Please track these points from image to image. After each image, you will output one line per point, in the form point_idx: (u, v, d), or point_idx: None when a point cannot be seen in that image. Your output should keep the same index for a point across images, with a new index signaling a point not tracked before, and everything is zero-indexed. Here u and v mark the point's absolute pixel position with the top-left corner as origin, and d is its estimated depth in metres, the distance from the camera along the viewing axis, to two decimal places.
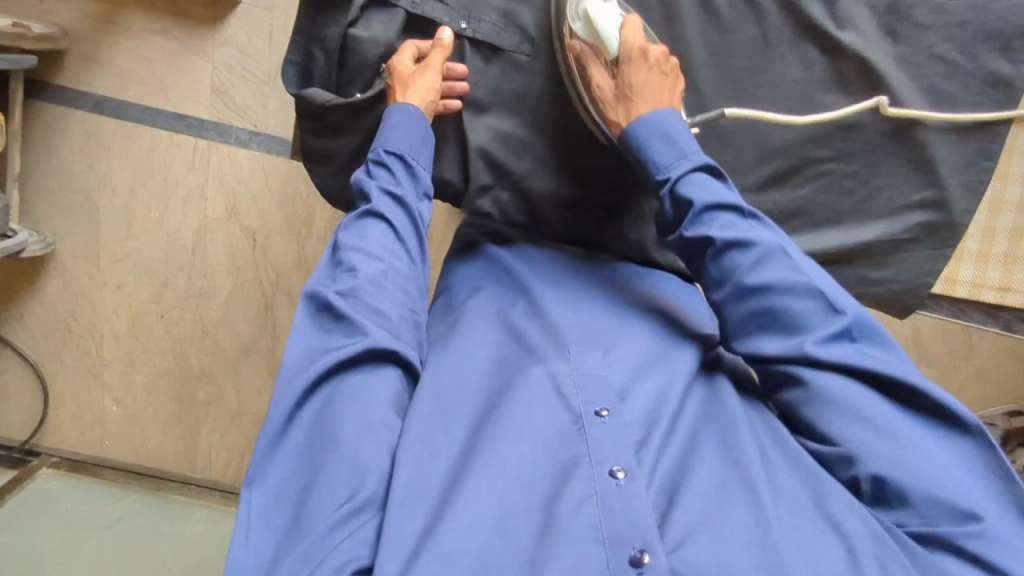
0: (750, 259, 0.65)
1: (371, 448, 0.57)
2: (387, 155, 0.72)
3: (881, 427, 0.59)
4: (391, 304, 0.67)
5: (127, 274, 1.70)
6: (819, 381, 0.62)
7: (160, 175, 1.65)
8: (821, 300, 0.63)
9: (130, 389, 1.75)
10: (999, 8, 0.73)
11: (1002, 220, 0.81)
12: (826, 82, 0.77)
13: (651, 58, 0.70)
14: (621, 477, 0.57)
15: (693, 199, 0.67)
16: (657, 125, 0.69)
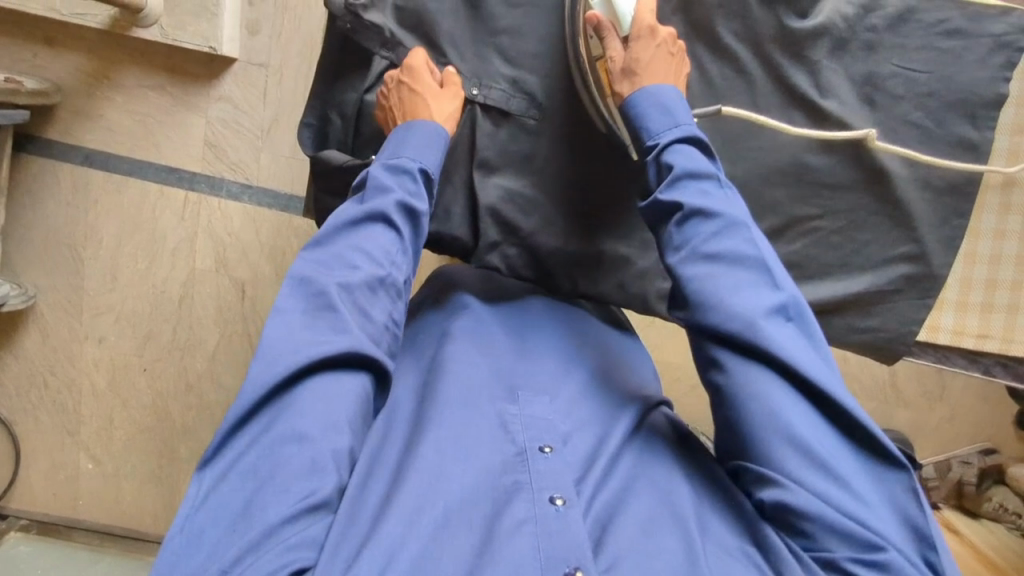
0: (711, 231, 0.66)
1: (334, 438, 0.58)
2: (399, 164, 0.72)
3: (805, 419, 0.60)
4: (378, 307, 0.67)
5: (110, 327, 1.68)
6: (746, 358, 0.62)
7: (149, 228, 1.65)
8: (767, 279, 0.65)
9: (108, 446, 1.71)
10: (965, 80, 0.80)
11: (976, 271, 0.86)
12: (812, 146, 0.83)
13: (659, 39, 0.73)
14: (560, 504, 0.61)
15: (674, 166, 0.68)
16: (653, 101, 0.71)
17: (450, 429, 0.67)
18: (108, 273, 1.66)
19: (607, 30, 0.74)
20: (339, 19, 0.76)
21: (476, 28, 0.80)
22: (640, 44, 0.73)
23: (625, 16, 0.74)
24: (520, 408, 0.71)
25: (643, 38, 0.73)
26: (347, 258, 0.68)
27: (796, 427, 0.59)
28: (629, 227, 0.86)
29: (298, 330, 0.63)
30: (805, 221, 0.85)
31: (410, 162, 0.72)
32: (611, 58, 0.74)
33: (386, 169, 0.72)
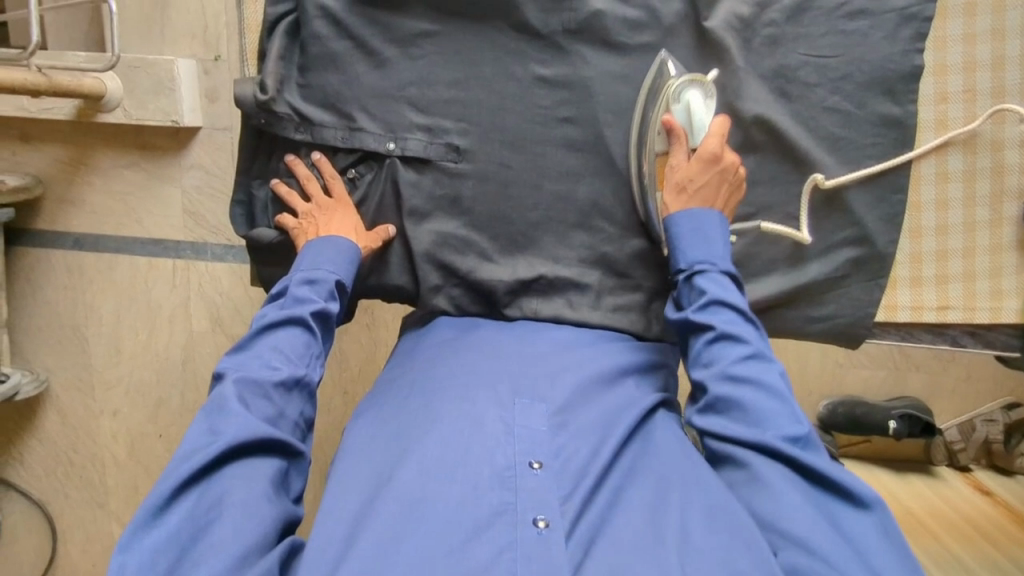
0: (737, 354, 0.70)
1: (261, 509, 0.60)
2: (315, 276, 0.76)
3: (794, 496, 0.62)
4: (293, 404, 0.70)
5: (121, 400, 1.78)
6: (746, 457, 0.66)
7: (144, 300, 1.73)
8: (787, 408, 0.68)
9: None
10: (876, 58, 0.79)
11: (924, 244, 0.85)
12: (735, 146, 0.82)
13: (721, 165, 0.75)
14: (542, 527, 0.59)
15: (706, 291, 0.72)
16: (689, 221, 0.74)
17: (442, 451, 0.65)
18: (114, 347, 1.76)
19: (677, 138, 0.76)
20: (253, 115, 0.80)
21: (383, 83, 0.80)
22: (702, 166, 0.75)
23: (698, 129, 0.76)
24: (519, 422, 0.69)
25: (705, 160, 0.75)
26: (264, 358, 0.71)
27: (786, 520, 0.61)
28: (568, 245, 0.85)
29: (225, 414, 0.64)
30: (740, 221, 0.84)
31: (326, 275, 0.77)
32: (674, 167, 0.77)
33: (299, 281, 0.76)
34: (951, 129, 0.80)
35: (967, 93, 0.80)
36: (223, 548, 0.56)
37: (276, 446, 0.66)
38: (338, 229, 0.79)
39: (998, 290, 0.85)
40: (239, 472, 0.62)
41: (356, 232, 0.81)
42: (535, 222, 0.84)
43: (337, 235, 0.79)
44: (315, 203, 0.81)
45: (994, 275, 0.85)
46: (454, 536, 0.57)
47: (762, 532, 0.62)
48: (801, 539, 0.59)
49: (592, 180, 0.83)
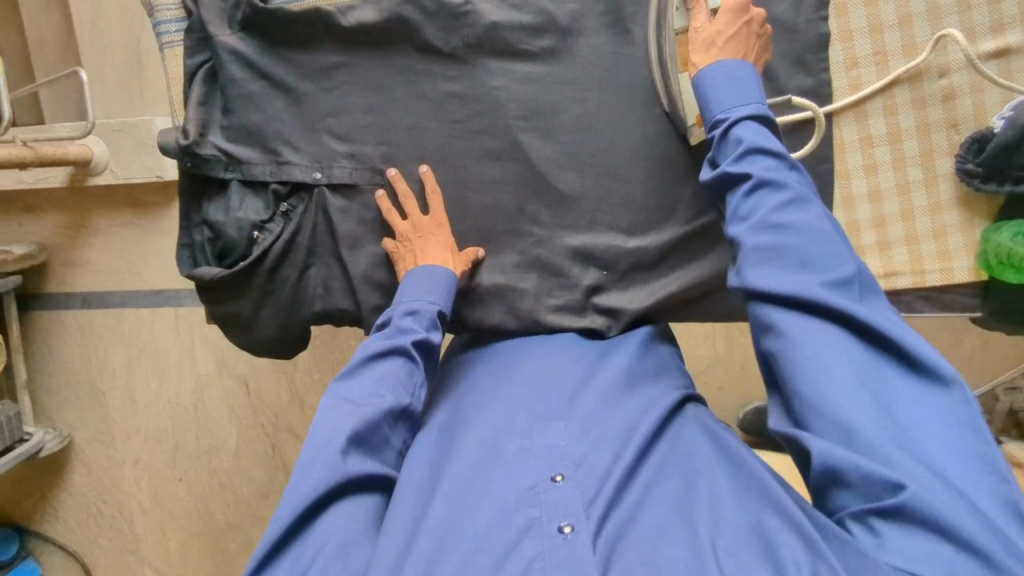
0: (777, 202, 0.66)
1: (358, 551, 0.60)
2: (419, 307, 0.78)
3: (848, 375, 0.58)
4: (396, 433, 0.74)
5: (140, 448, 1.85)
6: (795, 322, 0.62)
7: (151, 351, 1.80)
8: (834, 256, 0.64)
9: (167, 554, 1.90)
10: (781, 33, 0.79)
11: (859, 212, 0.83)
12: (652, 136, 0.82)
13: (748, 16, 0.73)
14: (568, 532, 0.57)
15: (742, 140, 0.68)
16: (723, 72, 0.71)
17: (467, 479, 0.65)
18: (128, 398, 1.83)
19: (697, 1, 0.74)
20: (181, 160, 0.84)
21: (303, 117, 0.84)
22: (729, 17, 0.72)
23: None
24: (535, 441, 0.69)
25: (731, 11, 0.72)
26: (369, 389, 0.72)
27: (837, 397, 0.57)
28: (503, 251, 0.87)
29: (326, 450, 0.65)
30: (668, 208, 0.84)
31: (426, 305, 0.78)
32: (696, 29, 0.74)
33: (401, 313, 0.78)
34: (865, 89, 0.80)
35: (877, 55, 0.80)
36: None
37: (375, 480, 0.67)
38: (435, 257, 0.81)
39: (943, 250, 0.83)
40: (342, 508, 0.63)
41: (455, 255, 0.84)
42: (465, 234, 0.86)
43: (434, 265, 0.81)
44: (415, 223, 0.83)
45: (938, 236, 0.83)
46: (489, 559, 0.56)
47: (808, 420, 0.59)
48: (856, 425, 0.56)
49: (515, 186, 0.84)
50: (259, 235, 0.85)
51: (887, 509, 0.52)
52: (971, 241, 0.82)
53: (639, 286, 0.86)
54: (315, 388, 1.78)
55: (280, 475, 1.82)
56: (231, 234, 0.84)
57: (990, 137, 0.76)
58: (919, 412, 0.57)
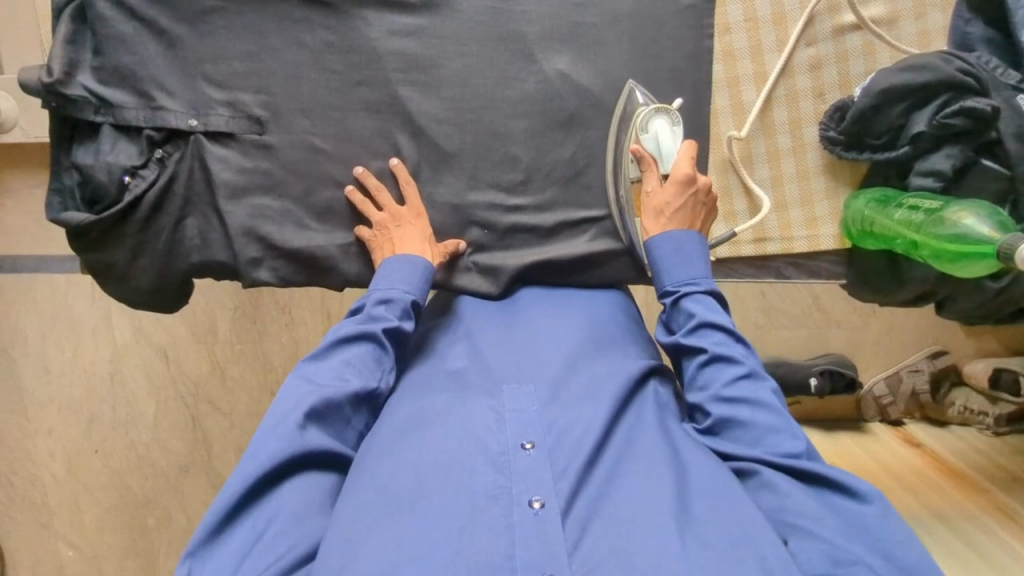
0: (730, 374, 0.69)
1: (313, 522, 0.60)
2: (392, 296, 0.76)
3: (803, 509, 0.61)
4: (357, 416, 0.71)
5: (54, 418, 1.77)
6: (756, 474, 0.64)
7: (66, 317, 1.75)
8: (786, 426, 0.67)
9: (83, 529, 1.79)
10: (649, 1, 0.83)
11: (731, 178, 0.86)
12: (532, 93, 0.84)
13: (696, 186, 0.77)
14: (538, 508, 0.57)
15: (695, 313, 0.73)
16: (671, 242, 0.76)
17: (437, 441, 0.64)
18: (41, 367, 1.76)
19: (648, 165, 0.79)
20: (45, 100, 0.81)
21: (178, 61, 0.83)
22: (676, 189, 0.77)
23: (667, 156, 0.79)
24: (508, 406, 0.68)
25: (679, 183, 0.77)
26: (336, 371, 0.70)
27: (794, 512, 0.61)
28: None
29: (284, 422, 0.64)
30: (547, 167, 0.85)
31: (402, 294, 0.76)
32: (648, 194, 0.79)
33: (375, 301, 0.76)
34: (769, 76, 0.84)
35: (749, 22, 0.85)
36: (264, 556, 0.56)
37: (337, 459, 0.67)
38: (409, 245, 0.80)
39: (811, 216, 0.86)
40: (300, 483, 0.62)
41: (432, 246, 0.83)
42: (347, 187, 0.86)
43: (411, 253, 0.79)
44: (391, 213, 0.82)
45: (806, 202, 0.86)
46: (453, 526, 0.56)
47: (770, 522, 0.62)
48: (807, 527, 0.60)
49: (394, 139, 0.85)
50: (131, 181, 0.83)
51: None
52: (835, 207, 0.86)
53: (518, 246, 0.87)
54: (236, 359, 1.76)
55: (201, 448, 1.77)
56: (101, 179, 0.82)
57: (850, 105, 0.80)
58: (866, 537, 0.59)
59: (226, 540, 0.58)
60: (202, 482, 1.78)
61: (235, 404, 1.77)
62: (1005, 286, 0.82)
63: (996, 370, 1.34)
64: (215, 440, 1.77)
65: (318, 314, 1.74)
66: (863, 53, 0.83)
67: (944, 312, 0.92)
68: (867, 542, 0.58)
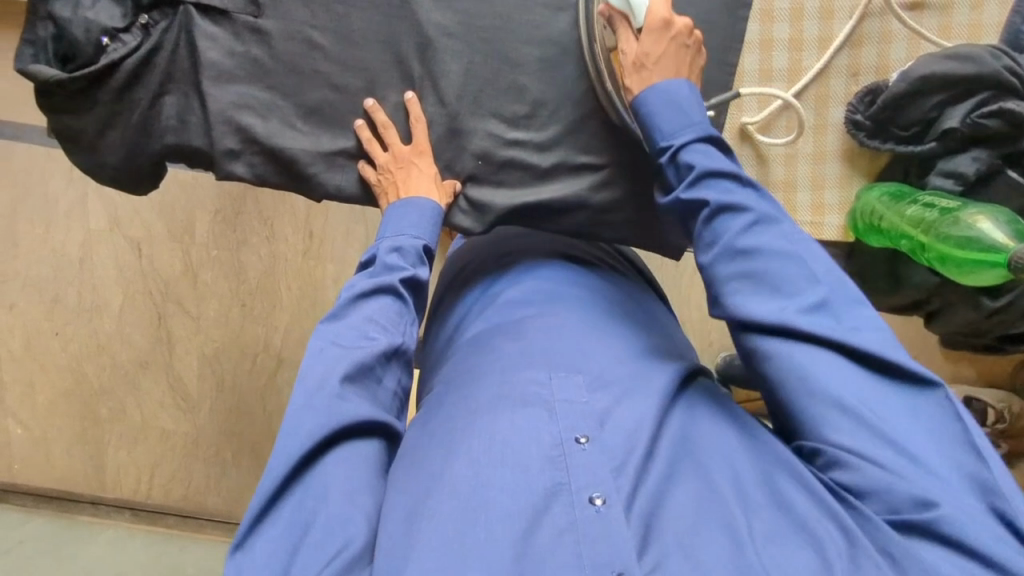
0: (742, 224, 0.68)
1: (362, 498, 0.59)
2: (406, 241, 0.78)
3: (850, 396, 0.60)
4: (390, 373, 0.70)
5: (17, 293, 1.71)
6: (781, 346, 0.63)
7: (40, 193, 1.68)
8: (806, 268, 0.66)
9: (34, 409, 1.76)
10: None
11: (744, 147, 0.83)
12: (551, 22, 0.80)
13: (673, 30, 0.73)
14: (599, 504, 0.56)
15: (695, 165, 0.71)
16: (660, 96, 0.73)
17: (486, 430, 0.62)
18: (8, 239, 1.69)
19: (621, 23, 0.76)
20: None
21: None
22: (654, 32, 0.73)
23: (638, 8, 0.74)
24: (557, 394, 0.66)
25: (656, 30, 0.73)
26: (360, 330, 0.70)
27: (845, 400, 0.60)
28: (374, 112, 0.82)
29: (321, 393, 0.64)
30: (554, 103, 0.81)
31: (412, 241, 0.78)
32: (624, 51, 0.76)
33: (387, 249, 0.77)
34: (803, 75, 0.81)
35: None
36: (315, 540, 0.56)
37: (379, 426, 0.65)
38: (416, 184, 0.79)
39: (819, 203, 0.84)
40: (344, 453, 0.61)
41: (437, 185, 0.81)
42: (341, 88, 0.81)
43: (419, 196, 0.79)
44: (395, 152, 0.80)
45: (816, 186, 0.84)
46: (512, 524, 0.54)
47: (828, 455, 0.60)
48: (870, 446, 0.58)
49: (398, 44, 0.80)
50: (110, 44, 0.77)
51: (916, 521, 0.55)
52: (846, 198, 0.83)
53: (512, 183, 0.83)
54: (211, 264, 1.72)
55: (164, 347, 1.74)
56: (77, 36, 0.76)
57: (883, 89, 0.77)
58: (919, 425, 0.59)
59: (275, 524, 0.58)
60: (161, 382, 1.75)
61: (204, 309, 1.73)
62: (1005, 305, 0.80)
63: (967, 398, 1.34)
64: (178, 342, 1.74)
65: (300, 232, 1.71)
66: (908, 38, 0.80)
67: (931, 325, 0.89)
68: (942, 456, 0.58)
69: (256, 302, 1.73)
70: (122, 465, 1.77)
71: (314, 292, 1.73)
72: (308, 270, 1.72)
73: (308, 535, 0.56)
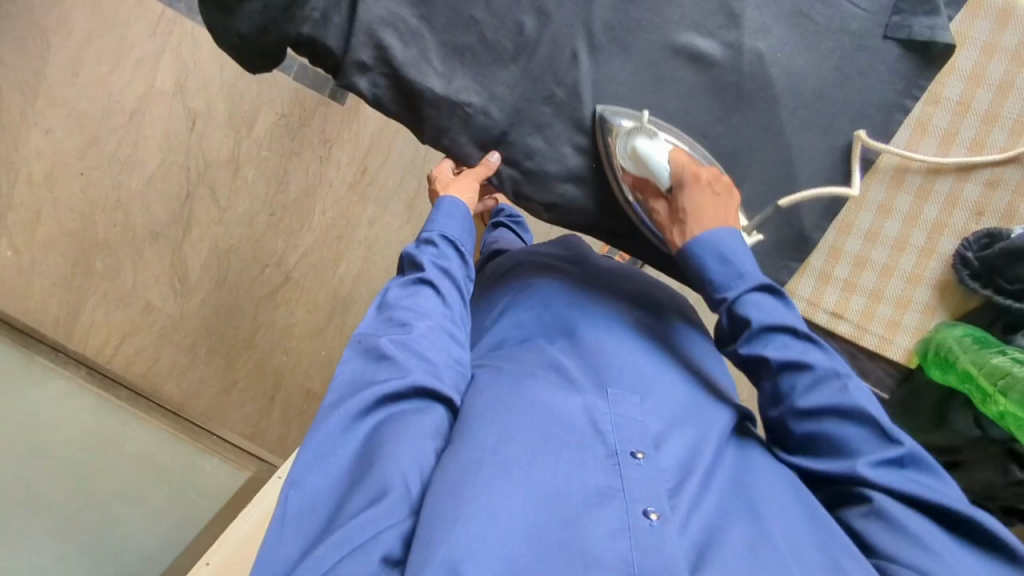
0: (806, 381, 0.68)
1: (423, 444, 0.63)
2: (443, 238, 0.84)
3: (935, 547, 0.59)
4: (434, 349, 0.72)
5: (58, 121, 1.67)
6: (886, 501, 0.62)
7: (118, 34, 1.65)
8: (875, 427, 0.65)
9: (31, 239, 1.72)
10: (850, 40, 0.83)
11: (848, 242, 0.93)
12: (714, 60, 0.82)
13: (703, 181, 0.76)
14: (655, 518, 0.57)
15: (750, 317, 0.70)
16: (718, 247, 0.73)
17: (544, 430, 0.64)
18: (70, 67, 1.66)
19: (651, 189, 0.80)
20: None
21: None
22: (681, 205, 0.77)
23: (660, 172, 0.77)
24: (612, 410, 0.69)
25: (684, 187, 0.77)
26: (397, 318, 0.74)
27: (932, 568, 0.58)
28: (516, 81, 0.82)
29: (364, 360, 0.70)
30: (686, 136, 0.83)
31: (443, 234, 0.84)
32: (655, 212, 0.81)
33: (423, 243, 0.83)
34: (940, 190, 0.91)
35: (959, 105, 0.88)
36: (371, 485, 0.59)
37: (432, 392, 0.69)
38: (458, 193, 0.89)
39: (895, 321, 0.95)
40: (406, 408, 0.67)
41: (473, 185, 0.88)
42: (494, 44, 0.81)
43: (451, 197, 0.87)
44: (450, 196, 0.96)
45: (899, 305, 0.94)
46: (561, 510, 0.56)
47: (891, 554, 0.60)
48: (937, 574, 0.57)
49: (564, 25, 0.80)
50: None
51: None
52: (920, 325, 0.94)
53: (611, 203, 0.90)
54: (256, 163, 1.69)
55: (180, 225, 1.70)
56: None
57: (1001, 238, 0.88)
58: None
59: (328, 473, 0.62)
60: (165, 257, 1.71)
61: (233, 204, 1.70)
62: None
63: None
64: (196, 226, 1.70)
65: (354, 165, 1.68)
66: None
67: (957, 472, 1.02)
68: None
69: (287, 215, 1.70)
70: (96, 323, 1.73)
71: (346, 227, 1.70)
72: (347, 205, 1.69)
73: (356, 496, 0.59)
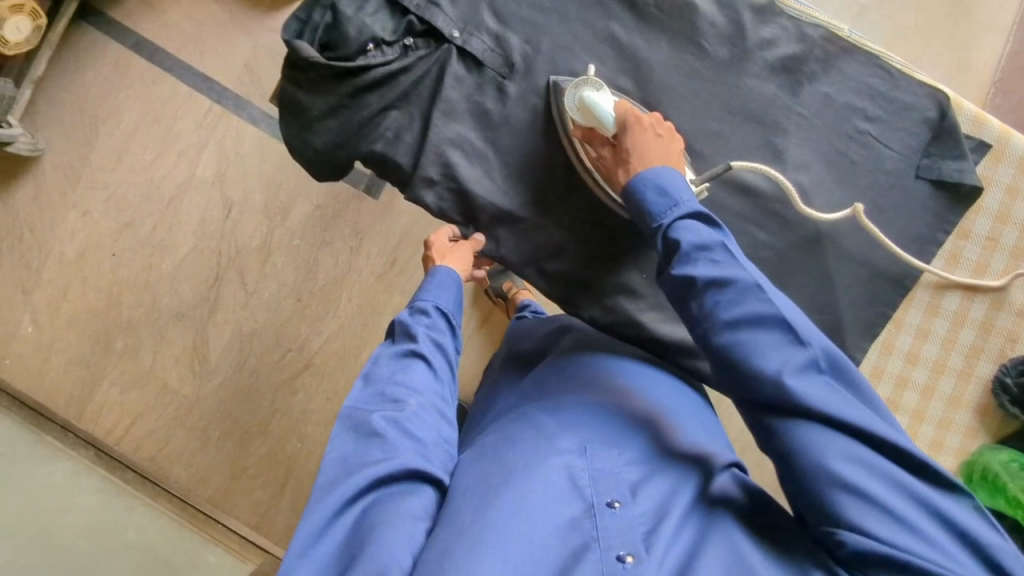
0: (730, 297, 0.70)
1: (415, 528, 0.67)
2: (436, 309, 0.92)
3: (879, 497, 0.63)
4: (423, 427, 0.76)
5: (97, 203, 1.72)
6: (838, 441, 0.65)
7: (166, 124, 1.73)
8: (791, 332, 0.68)
9: (55, 315, 1.72)
10: (881, 178, 0.92)
11: (889, 362, 1.01)
12: (761, 194, 0.90)
13: (645, 125, 0.79)
14: (628, 561, 0.63)
15: (681, 239, 0.72)
16: (656, 177, 0.76)
17: (521, 490, 0.68)
18: (115, 153, 1.72)
19: (597, 136, 0.83)
20: None
21: None
22: (625, 143, 0.80)
23: (603, 118, 0.80)
24: (591, 463, 0.73)
25: (627, 130, 0.79)
26: (387, 394, 0.79)
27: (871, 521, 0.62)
28: (570, 201, 0.89)
29: (354, 444, 0.74)
30: None
31: (433, 305, 0.92)
32: (603, 158, 0.84)
33: (415, 313, 0.91)
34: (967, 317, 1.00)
35: (987, 241, 0.97)
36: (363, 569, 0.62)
37: (426, 474, 0.73)
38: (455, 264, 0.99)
39: (937, 440, 1.04)
40: (397, 488, 0.70)
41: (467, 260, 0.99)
42: (557, 169, 0.88)
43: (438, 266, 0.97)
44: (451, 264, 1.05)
45: (941, 425, 1.04)
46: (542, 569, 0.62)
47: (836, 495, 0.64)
48: (884, 533, 0.62)
49: None
50: (371, 51, 0.83)
51: None
52: (961, 445, 1.05)
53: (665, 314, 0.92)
54: (287, 251, 1.73)
55: (206, 307, 1.72)
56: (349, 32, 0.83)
57: None
58: (930, 513, 0.63)
59: (318, 554, 0.66)
60: (188, 338, 1.72)
61: (261, 288, 1.73)
62: None
63: None
64: (221, 308, 1.72)
65: (384, 257, 1.73)
66: None
67: None
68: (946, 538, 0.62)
69: (314, 302, 1.73)
70: (110, 402, 1.71)
71: (372, 316, 1.73)
72: (374, 293, 1.73)
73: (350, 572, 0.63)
